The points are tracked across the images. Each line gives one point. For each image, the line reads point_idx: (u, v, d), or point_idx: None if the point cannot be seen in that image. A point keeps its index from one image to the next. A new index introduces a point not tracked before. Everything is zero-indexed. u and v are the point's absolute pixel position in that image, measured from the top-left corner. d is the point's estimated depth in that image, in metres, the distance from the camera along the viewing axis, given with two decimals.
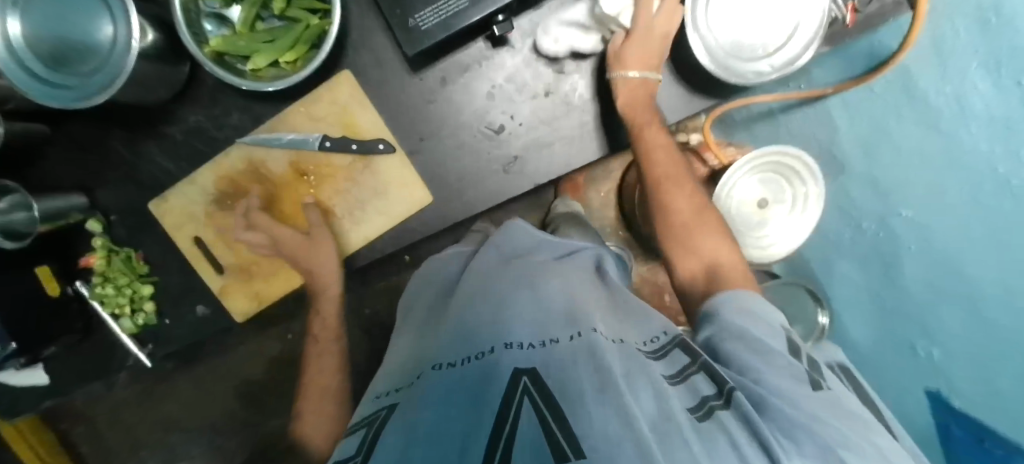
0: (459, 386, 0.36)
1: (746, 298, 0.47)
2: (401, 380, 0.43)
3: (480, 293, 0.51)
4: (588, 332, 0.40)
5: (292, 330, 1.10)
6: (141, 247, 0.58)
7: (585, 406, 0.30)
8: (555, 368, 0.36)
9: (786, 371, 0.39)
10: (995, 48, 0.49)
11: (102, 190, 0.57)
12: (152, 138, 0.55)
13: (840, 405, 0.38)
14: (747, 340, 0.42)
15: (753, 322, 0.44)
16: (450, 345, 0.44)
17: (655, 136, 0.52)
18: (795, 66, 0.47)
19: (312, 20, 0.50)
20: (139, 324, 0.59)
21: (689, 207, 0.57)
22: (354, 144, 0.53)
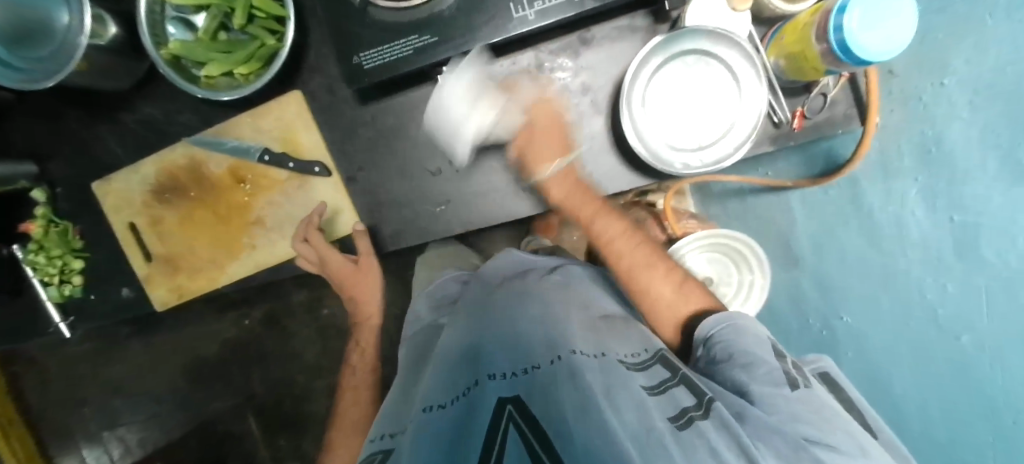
0: (446, 430, 0.31)
1: (739, 317, 0.46)
2: (396, 423, 0.40)
3: (474, 315, 0.47)
4: (569, 354, 0.35)
5: (249, 317, 1.11)
6: (79, 222, 0.60)
7: (572, 433, 0.28)
8: (544, 394, 0.32)
9: (765, 378, 0.39)
10: (937, 178, 0.50)
11: (53, 162, 0.59)
12: (107, 122, 0.57)
13: (817, 402, 0.37)
14: (734, 359, 0.42)
15: (741, 338, 0.43)
16: (435, 383, 0.38)
17: (607, 227, 0.53)
18: (723, 166, 0.47)
19: (268, 40, 0.51)
20: (65, 294, 0.61)
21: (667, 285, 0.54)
22: (292, 163, 0.55)
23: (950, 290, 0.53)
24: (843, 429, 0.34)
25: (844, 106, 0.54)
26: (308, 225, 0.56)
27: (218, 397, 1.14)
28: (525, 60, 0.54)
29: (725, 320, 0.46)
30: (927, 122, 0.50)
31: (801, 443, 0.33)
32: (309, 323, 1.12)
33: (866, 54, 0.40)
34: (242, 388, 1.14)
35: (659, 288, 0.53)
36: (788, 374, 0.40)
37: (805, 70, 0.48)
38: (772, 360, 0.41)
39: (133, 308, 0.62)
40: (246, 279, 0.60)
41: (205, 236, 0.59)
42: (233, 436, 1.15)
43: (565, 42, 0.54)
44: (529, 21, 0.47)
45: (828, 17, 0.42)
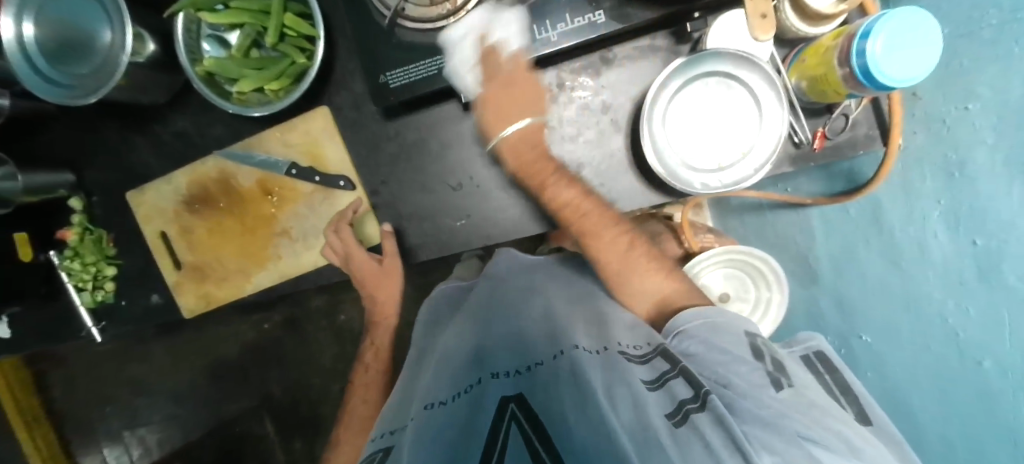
0: (452, 425, 0.29)
1: (713, 313, 0.43)
2: (399, 419, 0.37)
3: (477, 315, 0.45)
4: (571, 349, 0.33)
5: (269, 321, 1.14)
6: (113, 229, 0.63)
7: (566, 421, 0.26)
8: (545, 388, 0.30)
9: (750, 376, 0.36)
10: (957, 202, 0.50)
11: (90, 171, 0.62)
12: (142, 133, 0.60)
13: (806, 402, 0.35)
14: (717, 352, 0.39)
15: (720, 335, 0.40)
16: (434, 381, 0.36)
17: (560, 194, 0.47)
18: (742, 187, 0.47)
19: (298, 58, 0.53)
20: (97, 300, 0.63)
21: (615, 252, 0.48)
22: (317, 176, 0.57)
23: (972, 314, 0.51)
24: (838, 429, 0.32)
25: (866, 127, 0.55)
26: (342, 222, 0.57)
27: (235, 399, 1.17)
28: (546, 79, 0.55)
29: (697, 316, 0.43)
30: (952, 145, 0.50)
31: (798, 441, 0.29)
32: (326, 328, 1.13)
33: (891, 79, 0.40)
34: (259, 390, 1.16)
35: (607, 250, 0.48)
36: (773, 375, 0.37)
37: (828, 93, 0.49)
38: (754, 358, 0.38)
39: (162, 314, 0.64)
40: (271, 288, 0.61)
41: (231, 245, 0.61)
42: (249, 438, 1.16)
43: (586, 62, 0.55)
44: (553, 43, 0.48)
45: (849, 43, 0.43)
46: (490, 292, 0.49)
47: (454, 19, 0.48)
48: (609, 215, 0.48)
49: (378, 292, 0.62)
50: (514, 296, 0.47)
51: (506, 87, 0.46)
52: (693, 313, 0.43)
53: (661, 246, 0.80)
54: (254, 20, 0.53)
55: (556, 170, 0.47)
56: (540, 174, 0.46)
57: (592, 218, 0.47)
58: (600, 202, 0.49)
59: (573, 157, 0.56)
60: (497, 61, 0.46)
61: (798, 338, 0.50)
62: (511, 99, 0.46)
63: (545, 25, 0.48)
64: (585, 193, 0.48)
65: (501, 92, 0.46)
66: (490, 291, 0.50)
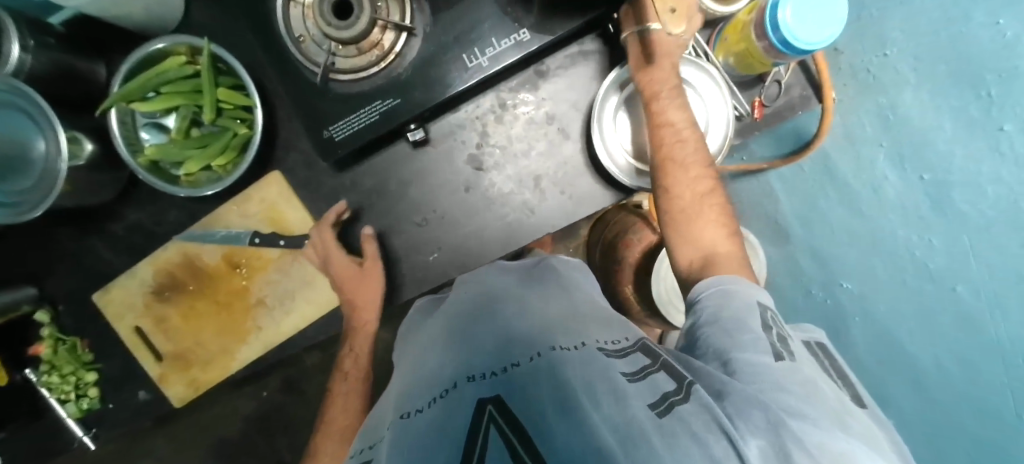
0: (429, 429, 0.28)
1: (726, 281, 0.42)
2: (376, 433, 0.36)
3: (450, 324, 0.44)
4: (546, 349, 0.34)
5: (267, 387, 1.11)
6: (86, 334, 0.62)
7: (553, 432, 0.25)
8: (522, 388, 0.29)
9: (751, 348, 0.36)
10: (898, 142, 0.52)
11: (51, 280, 0.61)
12: (98, 233, 0.59)
13: (801, 376, 0.33)
14: (722, 324, 0.39)
15: (730, 307, 0.39)
16: (414, 391, 0.35)
17: (668, 110, 0.48)
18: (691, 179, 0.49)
19: (239, 128, 0.53)
20: (83, 409, 0.61)
21: (691, 193, 0.47)
22: (281, 241, 0.56)
23: (936, 244, 0.53)
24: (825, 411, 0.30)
25: (799, 88, 0.57)
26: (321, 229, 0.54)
27: None
28: (487, 101, 0.56)
29: (716, 283, 0.42)
30: (881, 91, 0.52)
31: (781, 417, 0.29)
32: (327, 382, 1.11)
33: (823, 39, 0.42)
34: (271, 459, 1.13)
35: (679, 189, 0.47)
36: (774, 347, 0.36)
37: (752, 66, 0.51)
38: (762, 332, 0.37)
39: (151, 409, 0.62)
40: (260, 360, 0.60)
41: (209, 325, 0.59)
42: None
43: (522, 78, 0.56)
44: (485, 68, 0.49)
45: (763, 16, 0.45)
46: (467, 297, 0.49)
47: (384, 64, 0.49)
48: (694, 150, 0.47)
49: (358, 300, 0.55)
50: (489, 301, 0.46)
51: None
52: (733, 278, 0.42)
53: (637, 234, 0.80)
54: (188, 101, 0.53)
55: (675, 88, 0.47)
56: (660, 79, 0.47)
57: (684, 146, 0.47)
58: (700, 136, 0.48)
59: (530, 171, 0.57)
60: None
61: (800, 328, 0.45)
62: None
63: (475, 53, 0.49)
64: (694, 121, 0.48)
65: None
66: (475, 291, 0.49)
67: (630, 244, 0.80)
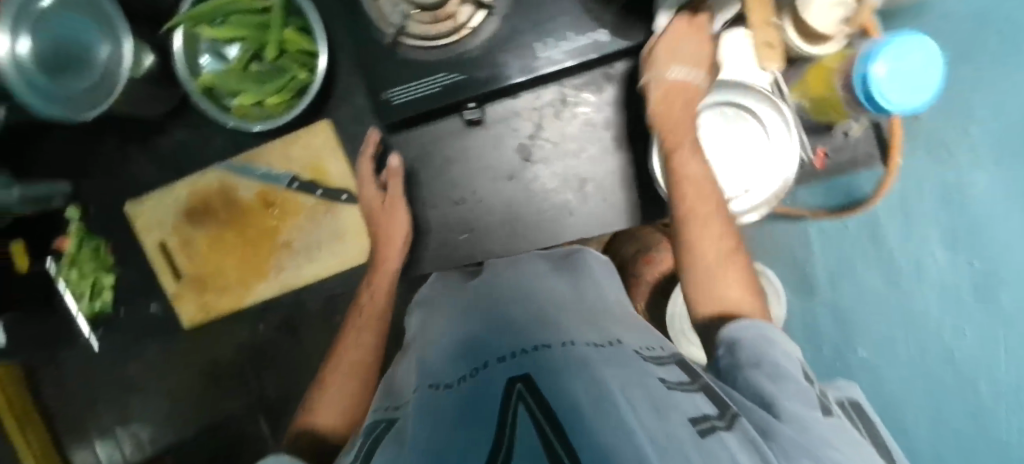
0: (458, 405, 0.29)
1: (765, 326, 0.37)
2: (401, 395, 0.37)
3: (479, 303, 0.45)
4: (580, 341, 0.34)
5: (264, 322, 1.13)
6: (111, 239, 0.63)
7: (585, 422, 0.24)
8: (553, 375, 0.30)
9: (796, 399, 0.31)
10: (958, 223, 0.50)
11: (86, 181, 0.61)
12: (141, 145, 0.59)
13: (853, 439, 0.29)
14: (765, 366, 0.34)
15: (770, 350, 0.35)
16: (443, 363, 0.37)
17: (686, 163, 0.44)
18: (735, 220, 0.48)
19: (299, 73, 0.53)
20: (95, 310, 0.62)
21: (712, 246, 0.41)
22: (319, 190, 0.57)
23: (969, 336, 0.52)
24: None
25: (866, 145, 0.56)
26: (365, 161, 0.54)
27: None
28: (549, 95, 0.55)
29: (752, 326, 0.37)
30: (950, 168, 0.50)
31: None
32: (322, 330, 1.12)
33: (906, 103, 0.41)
34: None
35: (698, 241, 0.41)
36: (820, 401, 0.32)
37: (827, 111, 0.50)
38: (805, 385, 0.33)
39: (160, 323, 0.64)
40: (274, 299, 0.61)
41: (232, 256, 0.60)
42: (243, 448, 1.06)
43: (588, 78, 0.54)
44: (555, 61, 0.48)
45: (852, 64, 0.43)
46: (497, 280, 0.49)
47: (455, 37, 0.48)
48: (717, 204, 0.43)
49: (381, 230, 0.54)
50: (522, 286, 0.46)
51: (695, 28, 0.45)
52: (765, 325, 0.38)
53: (661, 254, 0.80)
54: (253, 35, 0.52)
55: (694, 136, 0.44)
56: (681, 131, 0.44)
57: (705, 200, 0.42)
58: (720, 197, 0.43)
59: (575, 173, 0.57)
60: (699, 9, 0.45)
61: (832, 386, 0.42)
62: (681, 44, 0.45)
63: (548, 43, 0.48)
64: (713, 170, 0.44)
65: (684, 35, 0.44)
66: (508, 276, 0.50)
67: (651, 262, 0.80)
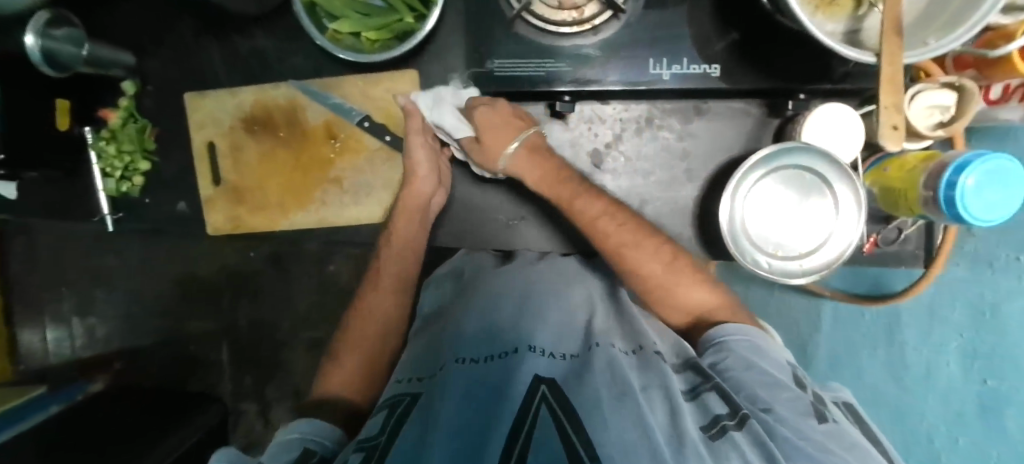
0: (485, 381, 0.33)
1: (756, 336, 0.42)
2: (425, 368, 0.40)
3: (512, 290, 0.47)
4: (605, 346, 0.38)
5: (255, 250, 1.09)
6: (157, 124, 0.60)
7: (604, 415, 0.28)
8: (578, 377, 0.33)
9: (791, 405, 0.35)
10: (976, 340, 0.55)
11: (151, 59, 0.59)
12: (219, 39, 0.58)
13: (846, 437, 0.32)
14: (756, 371, 0.38)
15: (759, 358, 0.39)
16: (471, 339, 0.40)
17: (590, 207, 0.48)
18: (785, 281, 0.50)
19: (406, 17, 0.52)
20: (121, 190, 0.61)
21: (657, 266, 0.47)
22: (388, 136, 0.56)
23: (960, 444, 0.57)
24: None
25: (914, 245, 0.59)
26: (421, 104, 0.54)
27: (199, 318, 1.13)
28: (638, 110, 0.56)
29: (741, 334, 0.42)
30: (987, 286, 0.53)
31: None
32: (312, 274, 1.08)
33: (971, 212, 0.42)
34: (226, 317, 1.13)
35: (646, 266, 0.47)
36: (813, 405, 0.35)
37: (897, 204, 0.50)
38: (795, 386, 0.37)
39: (184, 223, 0.62)
40: (308, 231, 0.60)
41: (280, 177, 0.58)
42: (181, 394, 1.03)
43: (680, 106, 0.56)
44: (663, 81, 0.49)
45: (941, 171, 0.43)
46: (535, 271, 0.51)
47: (577, 29, 0.48)
48: (642, 230, 0.49)
49: (417, 171, 0.54)
50: (552, 282, 0.50)
51: (490, 109, 0.50)
52: (754, 332, 0.43)
53: None
54: None
55: (577, 184, 0.49)
56: (563, 182, 0.49)
57: (618, 233, 0.48)
58: (630, 217, 0.49)
59: (637, 192, 0.58)
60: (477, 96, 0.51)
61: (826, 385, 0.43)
62: (504, 119, 0.50)
63: (661, 63, 0.49)
64: (610, 205, 0.49)
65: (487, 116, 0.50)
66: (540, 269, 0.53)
67: None
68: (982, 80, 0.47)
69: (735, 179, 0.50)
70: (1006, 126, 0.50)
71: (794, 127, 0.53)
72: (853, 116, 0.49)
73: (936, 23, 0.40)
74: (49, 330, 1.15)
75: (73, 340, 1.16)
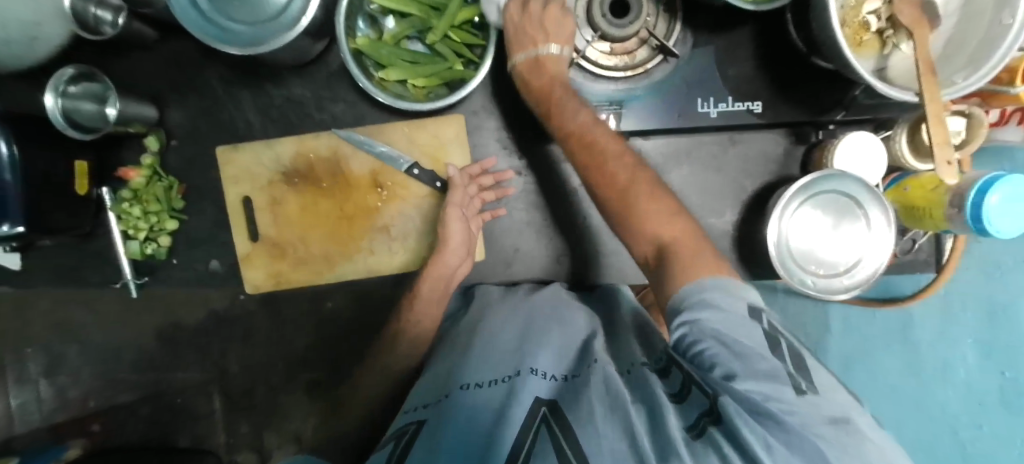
0: (485, 411, 0.34)
1: (732, 288, 0.31)
2: (431, 395, 0.40)
3: (517, 313, 0.48)
4: (604, 362, 0.36)
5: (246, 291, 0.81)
6: (184, 180, 0.57)
7: (594, 424, 0.28)
8: (574, 393, 0.33)
9: (765, 375, 0.25)
10: (994, 336, 0.63)
11: (174, 110, 0.56)
12: (252, 90, 0.55)
13: (841, 422, 0.23)
14: (729, 338, 0.28)
15: (728, 316, 0.29)
16: (476, 364, 0.41)
17: (575, 110, 0.45)
18: (830, 297, 0.53)
19: (456, 64, 0.52)
20: (146, 253, 0.57)
21: (616, 179, 0.41)
22: (438, 182, 0.55)
23: (986, 429, 0.64)
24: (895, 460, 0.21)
25: (925, 254, 0.62)
26: (469, 174, 0.54)
27: (184, 367, 0.88)
28: (678, 144, 0.59)
29: (712, 289, 0.31)
30: (998, 285, 0.62)
31: None
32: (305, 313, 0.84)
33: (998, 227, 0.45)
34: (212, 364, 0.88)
35: (603, 176, 0.41)
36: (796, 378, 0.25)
37: (922, 220, 0.54)
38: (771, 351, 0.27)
39: (217, 282, 0.59)
40: (355, 281, 0.58)
41: (322, 229, 0.57)
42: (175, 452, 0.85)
43: (716, 137, 0.58)
44: (710, 118, 0.52)
45: (966, 192, 0.47)
46: (554, 294, 0.52)
47: (629, 73, 0.51)
48: (615, 146, 0.42)
49: (449, 243, 0.52)
50: (562, 304, 0.49)
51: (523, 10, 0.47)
52: (714, 285, 0.31)
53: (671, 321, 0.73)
54: (422, 15, 0.51)
55: (564, 94, 0.45)
56: (548, 91, 0.46)
57: (593, 146, 0.42)
58: (609, 133, 0.43)
59: None
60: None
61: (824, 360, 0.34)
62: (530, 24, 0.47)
63: (708, 101, 0.52)
64: (592, 121, 0.44)
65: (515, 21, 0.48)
66: (544, 294, 0.51)
67: None
68: (984, 106, 0.52)
69: (779, 206, 0.53)
70: (1003, 146, 0.56)
71: (820, 153, 0.56)
72: (876, 142, 0.52)
73: (962, 58, 0.44)
74: (13, 393, 0.91)
75: (42, 404, 0.91)
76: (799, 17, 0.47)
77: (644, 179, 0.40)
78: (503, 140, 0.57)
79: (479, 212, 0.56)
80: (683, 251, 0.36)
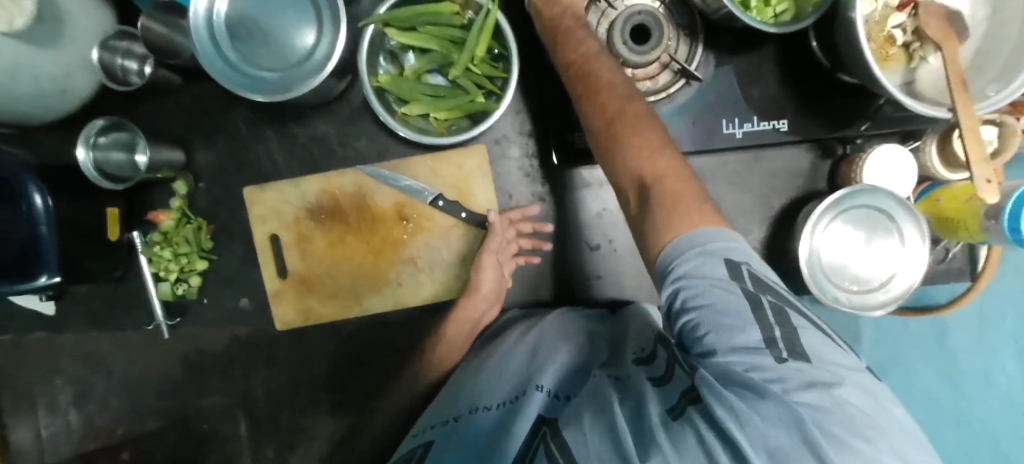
0: (486, 442, 0.36)
1: (712, 240, 0.28)
2: (438, 416, 0.43)
3: (524, 331, 0.49)
4: (599, 373, 0.37)
5: None
6: (212, 220, 0.58)
7: (584, 429, 0.29)
8: (570, 406, 0.34)
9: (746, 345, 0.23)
10: None
11: (200, 153, 0.57)
12: (277, 129, 0.56)
13: (827, 385, 0.21)
14: (711, 311, 0.26)
15: (705, 280, 0.26)
16: (485, 385, 0.43)
17: (584, 43, 0.44)
18: (866, 312, 0.52)
19: (478, 96, 0.52)
20: (177, 293, 0.57)
21: (603, 112, 0.39)
22: (464, 213, 0.55)
23: None
24: (887, 424, 0.20)
25: (959, 263, 0.61)
26: (508, 220, 0.54)
27: (210, 392, 0.87)
28: (702, 163, 0.58)
29: (692, 246, 0.28)
30: None
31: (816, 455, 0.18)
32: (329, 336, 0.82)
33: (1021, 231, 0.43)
34: (238, 385, 0.86)
35: (597, 109, 0.40)
36: (781, 340, 0.23)
37: (958, 230, 0.53)
38: (753, 311, 0.25)
39: (248, 320, 0.59)
40: (383, 313, 0.58)
41: (351, 264, 0.57)
42: None
43: (739, 156, 0.58)
44: (735, 139, 0.52)
45: (1003, 203, 0.45)
46: (561, 311, 0.51)
47: (653, 98, 0.51)
48: (617, 79, 0.41)
49: (480, 288, 0.53)
50: (564, 318, 0.49)
51: None
52: (695, 237, 0.28)
53: None
54: (442, 50, 0.51)
55: (572, 26, 0.45)
56: (561, 20, 0.46)
57: (597, 78, 0.41)
58: (614, 67, 0.42)
59: None
60: None
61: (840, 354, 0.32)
62: None
63: (733, 121, 0.52)
64: (595, 54, 0.43)
65: None
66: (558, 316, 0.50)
67: None
68: (1014, 114, 0.52)
69: (811, 222, 0.53)
70: None
71: (849, 167, 0.55)
72: (906, 154, 0.52)
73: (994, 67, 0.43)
74: (45, 424, 0.92)
75: (72, 433, 0.92)
76: (824, 37, 0.47)
77: (633, 110, 0.39)
78: (525, 168, 0.57)
79: (515, 256, 0.56)
80: (668, 186, 0.33)
